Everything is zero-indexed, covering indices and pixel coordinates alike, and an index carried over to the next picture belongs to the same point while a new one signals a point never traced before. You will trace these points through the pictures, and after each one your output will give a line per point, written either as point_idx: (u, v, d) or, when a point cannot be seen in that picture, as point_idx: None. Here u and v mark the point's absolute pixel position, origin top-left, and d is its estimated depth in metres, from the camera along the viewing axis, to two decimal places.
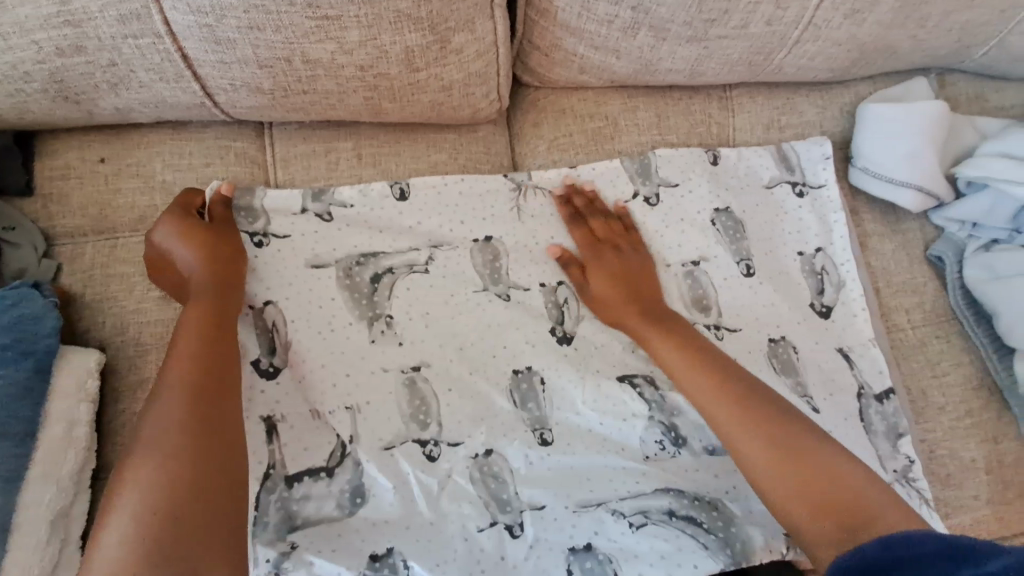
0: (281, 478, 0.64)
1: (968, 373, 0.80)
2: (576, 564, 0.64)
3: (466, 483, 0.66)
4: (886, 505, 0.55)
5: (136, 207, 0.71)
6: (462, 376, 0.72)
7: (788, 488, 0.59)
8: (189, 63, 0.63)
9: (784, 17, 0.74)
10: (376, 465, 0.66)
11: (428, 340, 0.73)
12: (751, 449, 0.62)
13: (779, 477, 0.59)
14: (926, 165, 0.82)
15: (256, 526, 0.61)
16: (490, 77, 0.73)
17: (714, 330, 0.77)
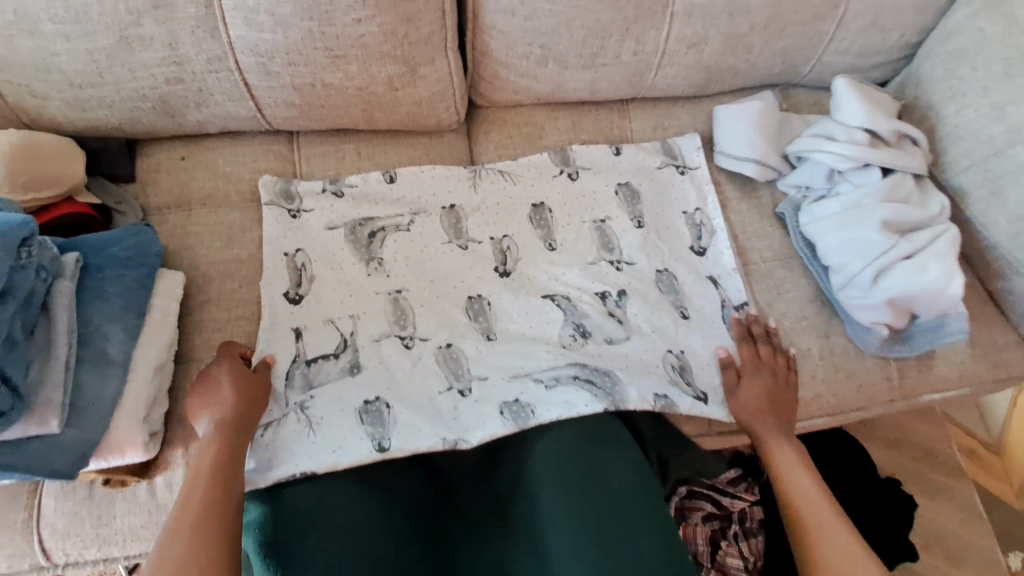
0: (302, 361, 0.92)
1: (807, 291, 1.08)
2: (506, 409, 0.89)
3: (432, 363, 0.94)
4: (863, 563, 0.68)
5: (206, 189, 1.04)
6: (431, 298, 1.01)
7: (833, 551, 0.70)
8: (249, 89, 0.96)
9: (647, 49, 1.08)
10: (369, 351, 0.94)
11: (408, 275, 1.03)
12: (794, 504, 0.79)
13: (833, 524, 0.74)
14: (763, 146, 1.14)
15: (286, 387, 0.89)
16: (448, 95, 1.07)
17: (616, 264, 1.07)
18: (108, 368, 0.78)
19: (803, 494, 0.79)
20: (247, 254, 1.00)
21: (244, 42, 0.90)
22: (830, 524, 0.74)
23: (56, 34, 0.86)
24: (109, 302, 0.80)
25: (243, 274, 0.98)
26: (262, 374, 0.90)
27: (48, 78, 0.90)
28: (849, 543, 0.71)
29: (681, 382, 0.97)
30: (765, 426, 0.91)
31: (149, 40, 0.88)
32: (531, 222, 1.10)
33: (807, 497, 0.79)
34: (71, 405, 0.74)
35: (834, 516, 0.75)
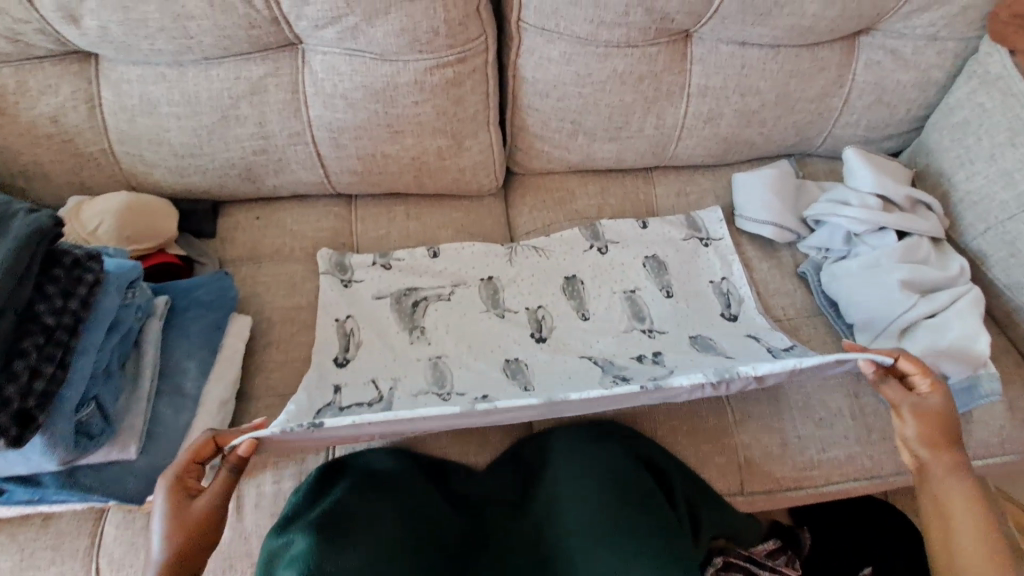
0: (336, 407, 0.94)
1: (832, 348, 1.11)
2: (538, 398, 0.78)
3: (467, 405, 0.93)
4: None
5: (276, 244, 1.18)
6: (469, 360, 1.06)
7: (963, 531, 0.73)
8: (320, 159, 1.11)
9: (668, 124, 1.20)
10: (405, 399, 0.96)
11: (448, 340, 1.08)
12: (938, 504, 0.76)
13: (985, 570, 0.69)
14: (780, 211, 1.22)
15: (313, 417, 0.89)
16: (489, 164, 1.21)
17: (648, 332, 1.11)
18: (181, 399, 0.86)
19: (960, 520, 0.74)
20: (306, 301, 1.12)
21: (320, 121, 1.06)
22: (995, 566, 0.69)
23: (170, 115, 1.04)
24: (188, 340, 0.91)
25: (302, 319, 1.10)
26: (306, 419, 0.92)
27: (157, 149, 1.08)
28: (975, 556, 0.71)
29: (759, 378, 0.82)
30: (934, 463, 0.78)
31: (243, 119, 1.06)
32: (563, 291, 1.16)
33: (968, 534, 0.72)
34: (148, 433, 0.83)
35: (999, 554, 0.70)
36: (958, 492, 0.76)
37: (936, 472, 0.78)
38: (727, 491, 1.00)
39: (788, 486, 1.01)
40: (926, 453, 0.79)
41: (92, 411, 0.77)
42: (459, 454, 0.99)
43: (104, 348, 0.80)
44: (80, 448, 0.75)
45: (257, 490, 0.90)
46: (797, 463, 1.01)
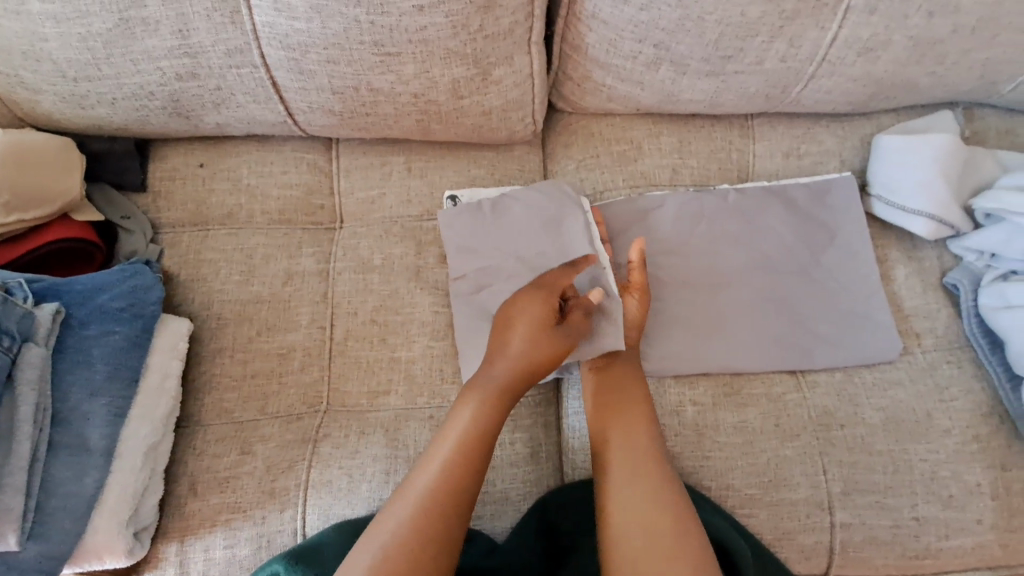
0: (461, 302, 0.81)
1: (979, 397, 0.81)
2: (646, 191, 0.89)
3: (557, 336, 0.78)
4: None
5: (227, 205, 0.86)
6: None
7: (636, 516, 0.63)
8: (277, 89, 0.75)
9: (798, 55, 0.80)
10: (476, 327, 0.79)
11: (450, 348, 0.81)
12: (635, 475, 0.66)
13: (662, 532, 0.61)
14: (942, 195, 0.85)
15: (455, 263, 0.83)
16: (525, 104, 0.83)
17: (723, 359, 0.82)
18: (85, 454, 0.63)
19: (624, 504, 0.64)
20: (268, 292, 0.83)
21: (272, 32, 0.69)
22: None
23: (42, 13, 0.68)
24: (91, 367, 0.65)
25: (263, 317, 0.81)
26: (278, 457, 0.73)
27: (37, 67, 0.73)
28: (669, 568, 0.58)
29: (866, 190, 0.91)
30: (631, 452, 0.69)
31: (156, 24, 0.69)
32: None
33: (636, 507, 0.64)
34: (38, 507, 0.60)
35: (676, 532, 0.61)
36: (627, 467, 0.68)
37: (634, 472, 0.67)
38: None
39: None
40: (631, 443, 0.70)
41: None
42: (471, 517, 0.76)
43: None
44: None
45: (204, 557, 0.69)
46: (911, 550, 0.76)
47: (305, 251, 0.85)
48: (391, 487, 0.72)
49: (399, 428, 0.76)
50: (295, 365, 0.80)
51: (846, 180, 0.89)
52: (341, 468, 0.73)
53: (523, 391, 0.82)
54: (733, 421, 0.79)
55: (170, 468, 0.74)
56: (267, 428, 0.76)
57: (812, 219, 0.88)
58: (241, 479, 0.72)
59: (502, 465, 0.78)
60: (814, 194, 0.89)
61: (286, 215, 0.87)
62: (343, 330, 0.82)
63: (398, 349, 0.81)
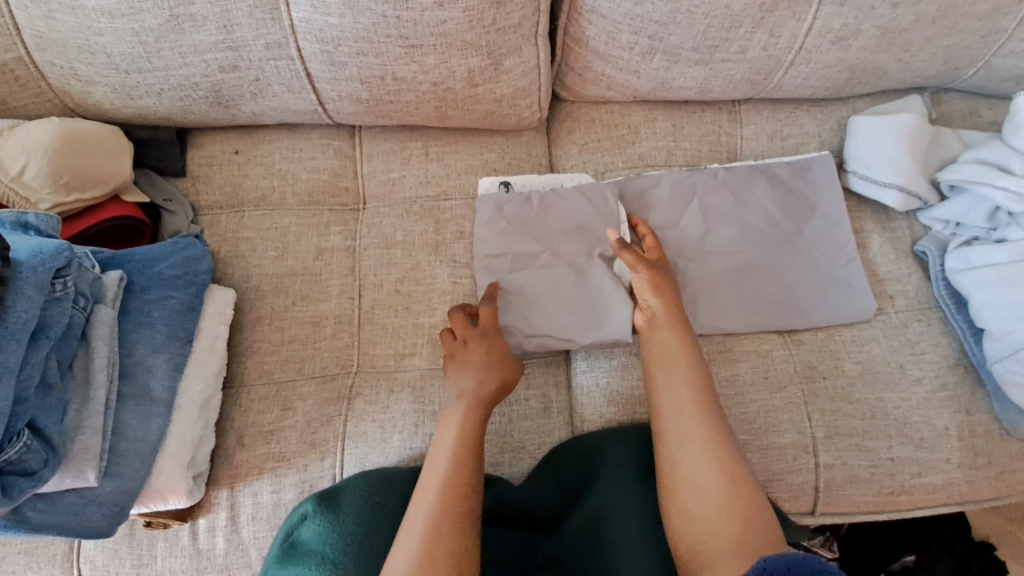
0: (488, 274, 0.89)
1: (946, 351, 0.90)
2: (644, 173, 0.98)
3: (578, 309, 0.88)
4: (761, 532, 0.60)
5: (260, 188, 0.94)
6: None
7: (700, 483, 0.65)
8: (310, 80, 0.83)
9: (778, 44, 0.89)
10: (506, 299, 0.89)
11: None
12: (693, 446, 0.68)
13: (722, 491, 0.63)
14: (910, 171, 0.93)
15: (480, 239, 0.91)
16: (533, 92, 0.92)
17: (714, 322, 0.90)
18: (150, 404, 0.72)
19: (682, 464, 0.67)
20: (301, 266, 0.90)
21: (307, 27, 0.77)
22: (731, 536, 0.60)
23: (99, 11, 0.76)
24: (152, 327, 0.74)
25: (297, 288, 0.89)
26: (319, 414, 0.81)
27: (91, 60, 0.80)
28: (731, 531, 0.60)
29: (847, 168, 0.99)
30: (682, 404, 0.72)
31: (203, 20, 0.77)
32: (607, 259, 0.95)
33: (690, 456, 0.67)
34: (112, 448, 0.68)
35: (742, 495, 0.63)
36: (684, 436, 0.69)
37: (690, 446, 0.68)
38: (796, 513, 0.86)
39: (870, 511, 0.86)
40: (685, 404, 0.71)
41: (27, 444, 0.60)
42: (491, 464, 0.84)
43: (33, 359, 0.62)
44: (13, 493, 0.59)
45: (253, 500, 0.77)
46: (887, 487, 0.85)
47: (333, 230, 0.93)
48: (420, 438, 0.80)
49: (425, 386, 0.84)
50: (328, 332, 0.87)
51: (822, 161, 0.98)
52: (374, 421, 0.81)
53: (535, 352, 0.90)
54: (725, 375, 0.88)
55: (218, 424, 0.81)
56: (305, 388, 0.83)
57: (793, 194, 0.97)
58: (284, 432, 0.80)
59: (517, 418, 0.86)
60: (794, 173, 0.98)
61: (315, 197, 0.94)
62: (370, 300, 0.90)
63: (421, 316, 0.89)
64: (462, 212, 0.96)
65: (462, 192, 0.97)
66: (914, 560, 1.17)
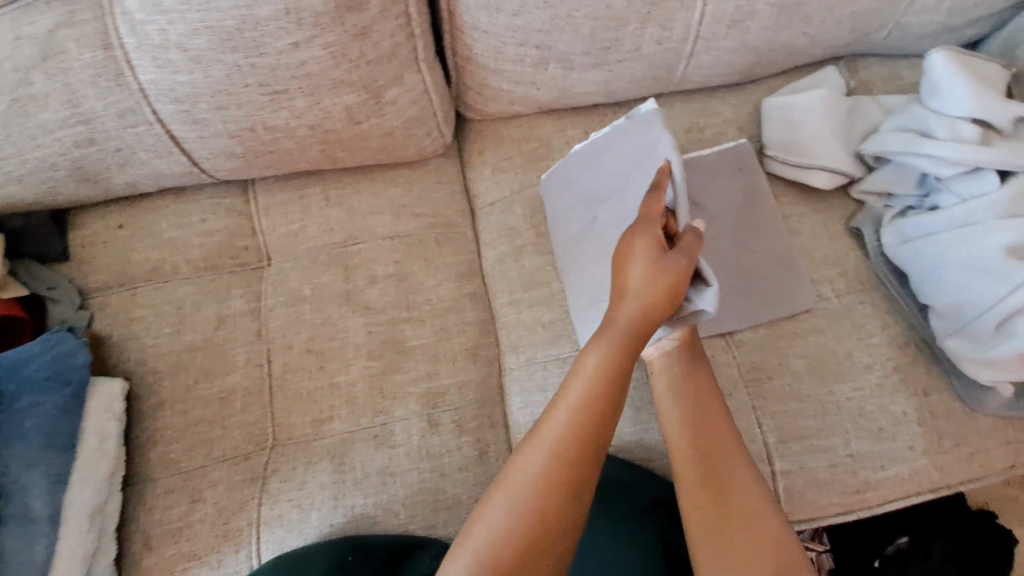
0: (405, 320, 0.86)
1: (894, 331, 0.85)
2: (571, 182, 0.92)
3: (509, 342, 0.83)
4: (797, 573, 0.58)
5: (151, 261, 0.87)
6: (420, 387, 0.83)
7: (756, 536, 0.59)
8: (175, 142, 0.77)
9: (673, 36, 0.84)
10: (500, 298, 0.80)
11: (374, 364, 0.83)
12: (735, 505, 0.61)
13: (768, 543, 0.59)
14: (829, 148, 0.89)
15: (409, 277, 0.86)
16: (428, 119, 0.86)
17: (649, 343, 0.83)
18: (32, 522, 0.69)
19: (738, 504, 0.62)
20: (202, 340, 0.84)
21: (158, 89, 0.72)
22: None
23: None
24: (26, 439, 0.71)
25: (199, 364, 0.83)
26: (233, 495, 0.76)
27: None
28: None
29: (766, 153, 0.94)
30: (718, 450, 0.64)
31: (46, 99, 0.72)
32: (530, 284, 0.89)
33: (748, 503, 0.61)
34: None
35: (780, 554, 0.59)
36: (739, 475, 0.63)
37: (732, 505, 0.61)
38: None
39: (837, 515, 0.80)
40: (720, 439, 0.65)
41: None
42: (425, 526, 0.76)
43: None
44: None
45: None
46: (851, 486, 0.79)
47: (235, 294, 0.87)
48: (340, 512, 0.74)
49: (345, 452, 0.78)
50: (237, 407, 0.81)
51: (743, 145, 0.93)
52: (289, 502, 0.75)
53: (465, 395, 0.84)
54: None
55: (123, 526, 0.75)
56: (215, 473, 0.77)
57: (721, 182, 0.91)
58: (193, 526, 0.74)
59: (451, 471, 0.79)
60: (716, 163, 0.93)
61: (211, 260, 0.88)
62: (281, 365, 0.83)
63: (336, 374, 0.83)
64: (372, 255, 0.90)
65: (370, 234, 0.91)
66: (909, 542, 1.12)
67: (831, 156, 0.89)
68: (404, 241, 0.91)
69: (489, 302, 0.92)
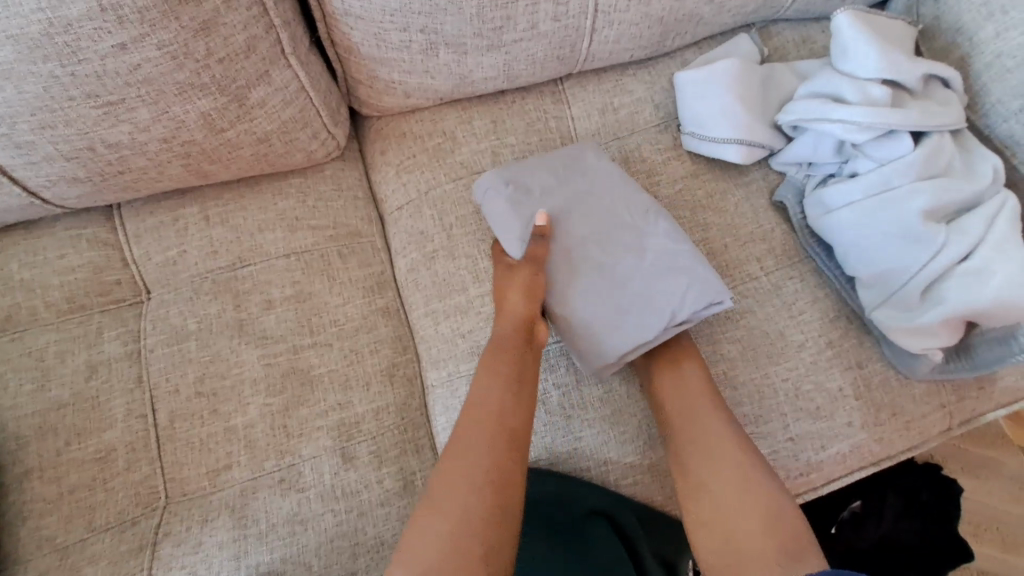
0: (313, 348, 0.78)
1: (825, 304, 0.82)
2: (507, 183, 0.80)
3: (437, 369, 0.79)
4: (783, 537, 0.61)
5: (2, 310, 0.76)
6: (328, 420, 0.74)
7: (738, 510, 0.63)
8: (3, 170, 0.67)
9: (569, 11, 0.78)
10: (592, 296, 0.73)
11: (274, 399, 0.74)
12: (721, 482, 0.65)
13: (749, 511, 0.63)
14: (746, 119, 0.85)
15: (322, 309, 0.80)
16: (310, 121, 0.77)
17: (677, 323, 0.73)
18: None
19: (723, 485, 0.65)
20: (70, 394, 0.73)
21: None
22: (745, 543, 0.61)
23: None
24: None
25: (68, 423, 0.72)
26: (116, 569, 0.66)
27: None
28: (752, 545, 0.61)
29: (681, 128, 0.89)
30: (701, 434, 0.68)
31: None
32: (444, 292, 0.81)
33: (726, 479, 0.65)
34: None
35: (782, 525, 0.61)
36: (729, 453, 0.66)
37: (715, 468, 0.66)
38: None
39: None
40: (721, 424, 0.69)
41: None
42: (344, 574, 0.68)
43: None
44: None
45: None
46: (794, 470, 0.76)
47: (107, 337, 0.76)
48: (245, 572, 0.66)
49: (248, 502, 0.69)
50: (119, 467, 0.70)
51: (604, 158, 0.83)
52: (187, 566, 0.66)
53: (383, 421, 0.76)
54: (597, 393, 0.76)
55: None
56: (97, 546, 0.67)
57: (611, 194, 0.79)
58: None
59: (371, 508, 0.71)
60: (628, 157, 0.89)
61: (75, 300, 0.77)
62: (167, 412, 0.73)
63: (233, 416, 0.73)
64: (266, 277, 0.80)
65: (261, 253, 0.81)
66: (862, 506, 1.12)
67: (748, 128, 0.85)
68: (302, 258, 0.82)
69: (405, 314, 0.84)
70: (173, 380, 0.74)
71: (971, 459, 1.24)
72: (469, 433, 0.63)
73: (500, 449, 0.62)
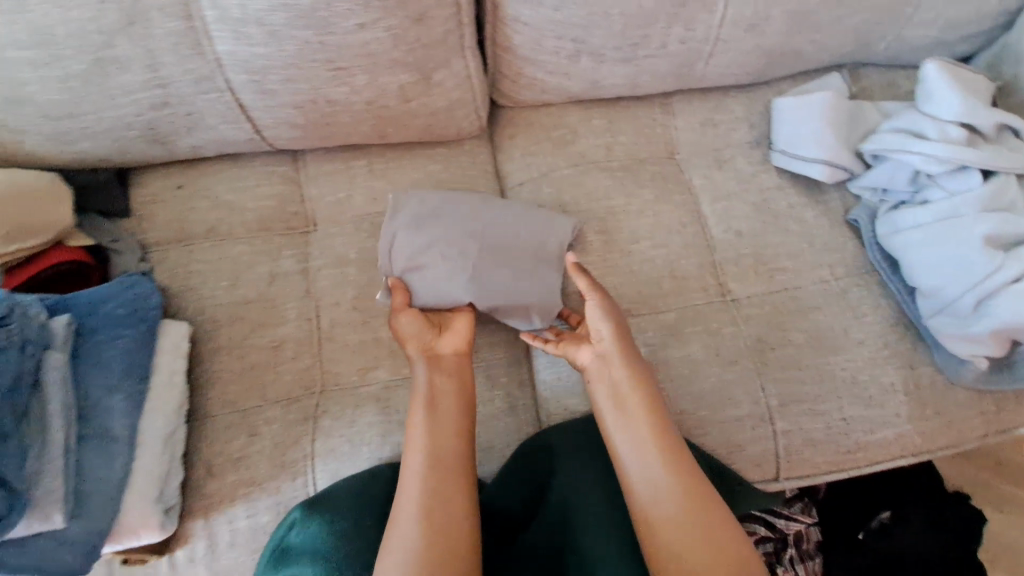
0: None
1: (886, 311, 0.94)
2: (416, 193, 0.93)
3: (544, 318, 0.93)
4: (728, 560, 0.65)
5: (207, 221, 0.95)
6: None
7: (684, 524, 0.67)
8: (242, 109, 0.86)
9: (695, 36, 0.94)
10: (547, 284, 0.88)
11: None
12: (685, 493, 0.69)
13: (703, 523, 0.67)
14: (834, 144, 0.98)
15: None
16: (470, 102, 0.94)
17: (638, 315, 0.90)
18: (113, 442, 0.76)
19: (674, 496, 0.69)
20: (254, 293, 0.91)
21: (233, 59, 0.80)
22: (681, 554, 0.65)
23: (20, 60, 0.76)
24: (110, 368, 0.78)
25: (252, 316, 0.89)
26: (282, 432, 0.82)
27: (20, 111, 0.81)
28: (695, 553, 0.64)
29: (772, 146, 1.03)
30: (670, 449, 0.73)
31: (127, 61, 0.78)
32: None
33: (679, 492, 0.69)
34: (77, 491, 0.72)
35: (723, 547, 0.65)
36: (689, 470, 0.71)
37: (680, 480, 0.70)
38: (761, 481, 0.88)
39: (830, 473, 0.88)
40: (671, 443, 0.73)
41: None
42: None
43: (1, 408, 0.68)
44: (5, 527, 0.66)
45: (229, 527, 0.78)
46: (843, 446, 0.87)
47: (285, 253, 0.94)
48: (382, 450, 0.82)
49: (387, 399, 0.85)
50: (287, 355, 0.87)
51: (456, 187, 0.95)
52: (339, 438, 0.82)
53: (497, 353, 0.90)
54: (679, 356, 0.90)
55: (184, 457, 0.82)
56: (270, 412, 0.84)
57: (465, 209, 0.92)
58: (252, 457, 0.81)
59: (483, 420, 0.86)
60: (723, 166, 1.03)
61: (262, 221, 0.95)
62: (328, 320, 0.90)
63: (379, 330, 0.90)
64: None
65: None
66: (890, 516, 1.20)
67: (834, 151, 0.98)
68: None
69: None
70: (334, 294, 0.91)
71: (999, 494, 1.31)
72: (446, 405, 0.76)
73: (441, 432, 0.74)
